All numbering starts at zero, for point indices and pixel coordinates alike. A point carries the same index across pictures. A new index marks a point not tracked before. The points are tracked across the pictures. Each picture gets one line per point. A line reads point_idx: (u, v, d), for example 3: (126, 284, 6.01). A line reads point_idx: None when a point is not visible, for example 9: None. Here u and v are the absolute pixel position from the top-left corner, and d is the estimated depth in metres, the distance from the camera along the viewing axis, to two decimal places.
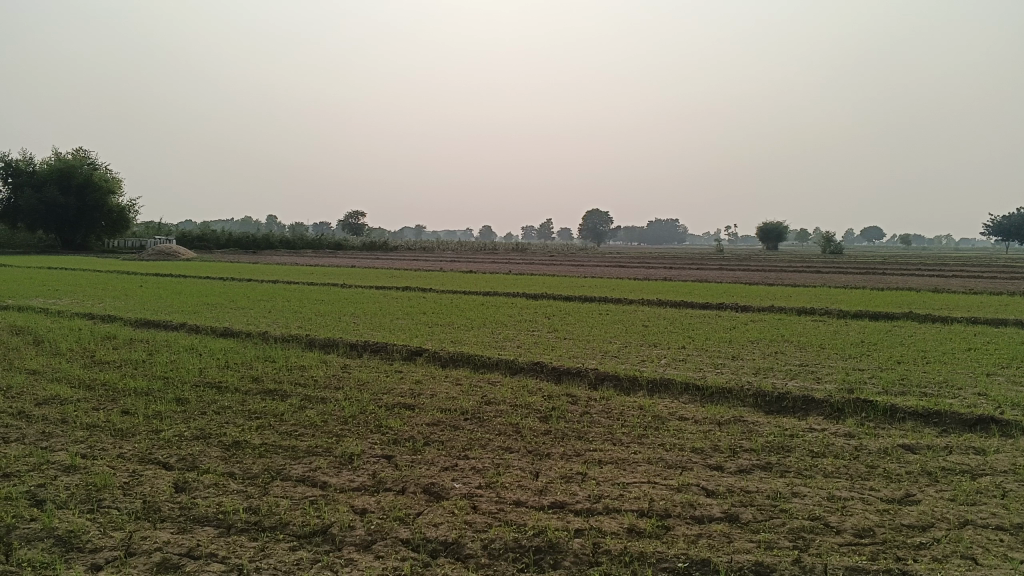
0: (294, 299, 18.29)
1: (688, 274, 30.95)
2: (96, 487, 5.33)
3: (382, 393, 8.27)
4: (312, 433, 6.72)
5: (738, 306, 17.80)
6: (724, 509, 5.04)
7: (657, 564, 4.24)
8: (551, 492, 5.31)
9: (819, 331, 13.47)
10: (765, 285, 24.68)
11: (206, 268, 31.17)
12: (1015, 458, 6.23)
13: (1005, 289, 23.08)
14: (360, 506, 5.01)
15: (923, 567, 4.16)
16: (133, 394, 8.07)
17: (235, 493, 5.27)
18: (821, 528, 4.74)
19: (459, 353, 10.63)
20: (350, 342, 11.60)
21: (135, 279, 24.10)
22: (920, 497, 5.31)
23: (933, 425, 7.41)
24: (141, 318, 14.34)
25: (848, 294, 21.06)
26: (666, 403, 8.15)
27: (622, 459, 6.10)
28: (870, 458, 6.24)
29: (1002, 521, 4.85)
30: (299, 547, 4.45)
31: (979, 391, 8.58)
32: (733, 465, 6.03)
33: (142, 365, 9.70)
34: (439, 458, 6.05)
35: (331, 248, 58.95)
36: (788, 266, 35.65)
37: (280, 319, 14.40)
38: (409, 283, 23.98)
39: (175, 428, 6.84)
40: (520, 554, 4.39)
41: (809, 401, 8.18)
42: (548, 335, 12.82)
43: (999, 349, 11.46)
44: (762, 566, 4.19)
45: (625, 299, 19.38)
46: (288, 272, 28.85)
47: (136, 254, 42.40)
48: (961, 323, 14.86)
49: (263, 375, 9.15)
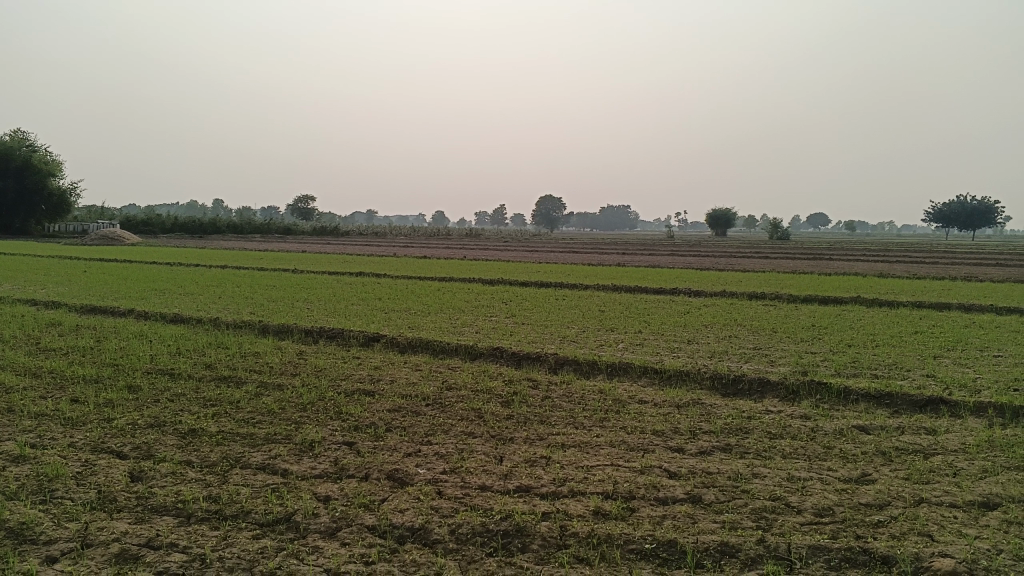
0: (245, 284, 17.96)
1: (642, 259, 31.21)
2: (47, 478, 5.17)
3: (340, 379, 8.18)
4: (271, 420, 6.61)
5: (691, 291, 17.98)
6: (687, 490, 5.09)
7: (624, 546, 4.26)
8: (516, 476, 5.30)
9: (771, 315, 13.71)
10: (717, 270, 25.01)
11: (152, 252, 30.46)
12: (964, 437, 6.41)
13: (948, 274, 23.73)
14: (323, 493, 4.94)
15: (883, 545, 4.25)
16: (81, 382, 7.85)
17: (194, 481, 5.16)
18: (782, 508, 4.81)
19: (417, 339, 10.55)
20: (306, 328, 11.45)
21: (77, 264, 23.42)
22: (876, 476, 5.43)
23: (885, 406, 7.59)
24: (87, 304, 13.95)
25: (797, 279, 21.42)
26: (626, 386, 8.21)
27: (585, 442, 6.12)
28: (826, 439, 6.36)
29: (955, 499, 4.99)
30: (262, 535, 4.37)
31: (927, 372, 8.81)
32: (693, 447, 6.09)
33: (91, 352, 9.44)
34: (402, 444, 6.00)
35: (280, 233, 58.10)
36: (738, 253, 36.09)
37: (232, 304, 14.14)
38: (363, 268, 23.76)
39: (128, 416, 6.67)
40: (488, 538, 4.37)
41: (765, 383, 8.31)
42: (505, 320, 12.82)
43: (944, 332, 11.79)
44: (728, 547, 4.25)
45: (580, 284, 19.44)
46: (236, 257, 28.36)
47: (78, 238, 41.25)
48: (907, 307, 15.24)
49: (217, 361, 8.98)
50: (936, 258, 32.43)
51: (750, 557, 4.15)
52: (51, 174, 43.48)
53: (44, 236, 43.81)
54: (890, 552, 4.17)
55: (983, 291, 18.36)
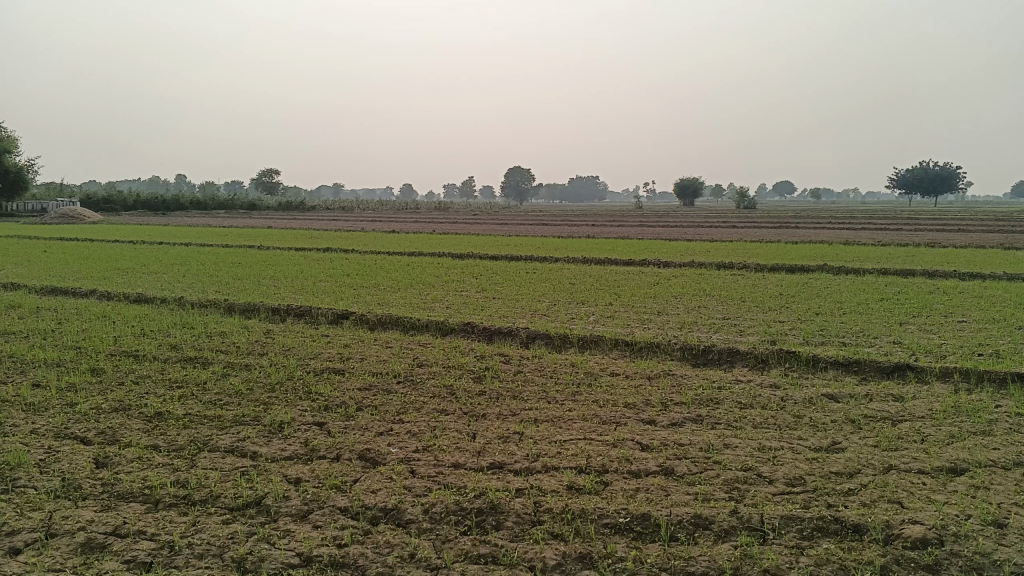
0: (210, 262, 17.68)
1: (611, 231, 31.24)
2: (9, 466, 5.04)
3: (310, 358, 8.09)
4: (238, 402, 6.51)
5: (660, 262, 18.02)
6: (660, 462, 5.09)
7: (598, 521, 4.25)
8: (489, 453, 5.27)
9: (739, 284, 13.80)
10: (686, 240, 25.09)
11: (113, 230, 29.87)
12: (931, 403, 6.49)
13: (914, 240, 23.98)
14: (293, 475, 4.87)
15: (855, 513, 4.29)
16: (43, 366, 7.68)
17: (161, 467, 5.06)
18: (754, 478, 4.84)
19: (387, 316, 10.46)
20: (273, 306, 11.30)
21: (37, 244, 22.91)
22: (845, 444, 5.48)
23: (853, 373, 7.68)
24: (47, 285, 13.65)
25: (764, 248, 21.55)
26: (597, 359, 8.22)
27: (557, 417, 6.11)
28: (796, 408, 6.41)
29: (923, 465, 5.06)
30: (232, 519, 4.30)
31: (893, 339, 8.92)
32: (665, 419, 6.10)
33: (53, 334, 9.23)
34: (373, 423, 5.94)
35: (245, 210, 57.29)
36: (705, 223, 36.25)
37: (196, 283, 13.90)
38: (330, 244, 23.49)
39: (92, 400, 6.53)
40: (462, 516, 4.34)
41: (735, 353, 8.36)
42: (476, 295, 12.75)
43: (910, 298, 11.94)
44: (701, 519, 4.26)
45: (550, 257, 19.40)
46: (198, 234, 27.88)
47: (36, 218, 40.46)
48: (872, 274, 15.41)
49: (182, 342, 8.83)
50: (900, 224, 32.86)
51: (723, 529, 4.17)
52: (6, 151, 42.47)
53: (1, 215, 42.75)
54: (861, 520, 4.21)
55: (946, 256, 18.60)
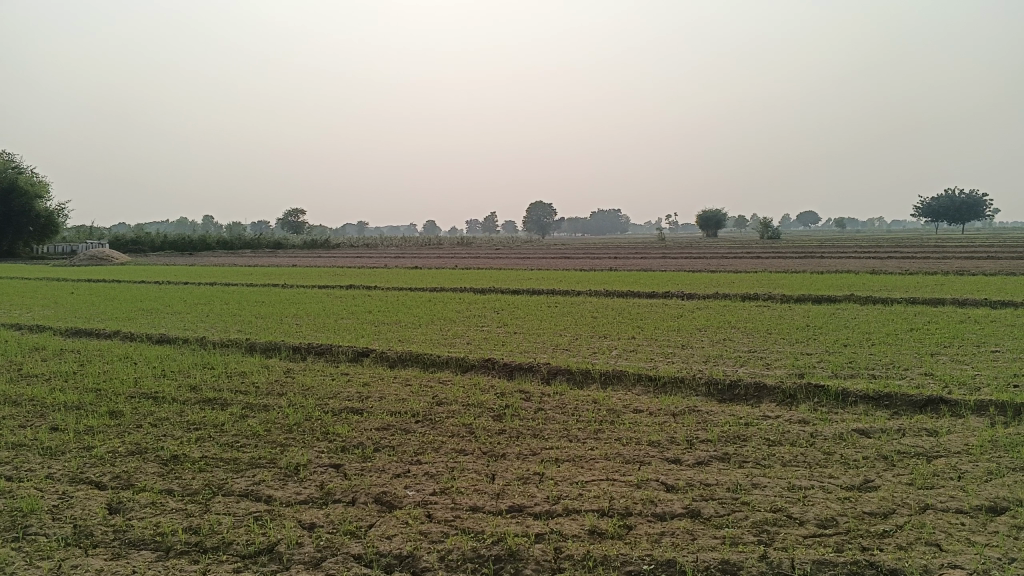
0: (233, 301, 17.77)
1: (636, 263, 31.00)
2: (21, 513, 4.97)
3: (328, 398, 8.00)
4: (255, 444, 6.43)
5: (684, 294, 17.83)
6: (685, 504, 4.92)
7: (622, 568, 4.09)
8: (508, 496, 5.13)
9: (765, 316, 13.60)
10: (709, 272, 24.89)
11: (139, 271, 30.11)
12: (967, 438, 6.26)
13: (944, 268, 23.63)
14: (307, 520, 4.75)
15: (891, 557, 4.09)
16: (62, 409, 7.64)
17: (174, 512, 4.97)
18: (784, 520, 4.65)
19: (407, 353, 10.37)
20: (294, 345, 11.26)
21: (64, 285, 23.15)
22: (879, 482, 5.28)
23: (884, 407, 7.44)
24: (71, 326, 13.72)
25: (789, 279, 21.32)
26: (620, 395, 8.05)
27: (579, 456, 5.96)
28: (825, 444, 6.20)
29: (961, 504, 4.84)
30: (243, 568, 4.19)
31: (925, 371, 8.68)
32: (691, 457, 5.92)
33: (74, 377, 9.22)
34: (390, 465, 5.83)
35: (270, 248, 57.82)
36: (727, 254, 36.00)
37: (219, 323, 13.94)
38: (353, 281, 23.50)
39: (109, 444, 6.47)
40: (479, 564, 4.20)
41: (761, 387, 8.15)
42: (497, 330, 12.63)
43: (940, 328, 11.68)
44: (729, 564, 4.08)
45: (572, 290, 19.27)
46: (223, 274, 28.06)
47: (65, 259, 41.02)
48: (901, 303, 15.12)
49: (202, 383, 8.79)
50: (925, 253, 32.48)
51: (753, 574, 3.98)
52: (37, 195, 43.18)
53: (32, 258, 43.31)
54: (898, 565, 4.00)
55: (975, 284, 18.27)
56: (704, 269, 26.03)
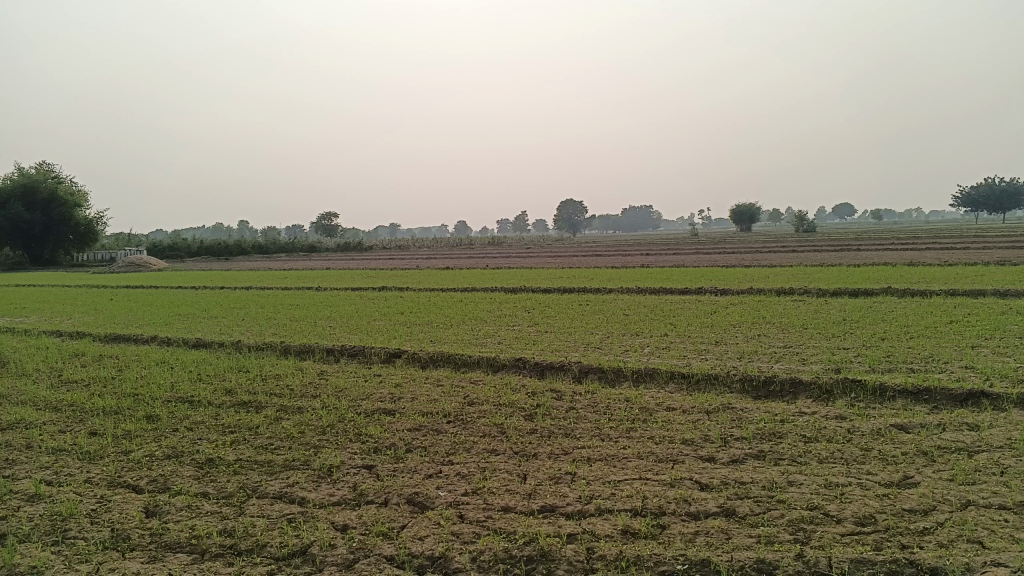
0: (267, 305, 17.93)
1: (668, 259, 30.78)
2: (61, 517, 5.05)
3: (361, 399, 8.04)
4: (289, 446, 6.48)
5: (717, 290, 17.66)
6: (720, 503, 4.85)
7: (655, 568, 4.04)
8: (540, 496, 5.11)
9: (800, 311, 13.42)
10: (743, 266, 24.63)
11: (177, 277, 30.58)
12: (1010, 432, 6.11)
13: (984, 259, 23.16)
14: (340, 522, 4.77)
15: (931, 556, 3.99)
16: (101, 414, 7.77)
17: (209, 515, 5.02)
18: (821, 518, 4.57)
19: (439, 354, 10.38)
20: (327, 347, 11.33)
21: (104, 292, 23.53)
22: (918, 478, 5.16)
23: (924, 402, 7.29)
24: (110, 332, 13.94)
25: (824, 272, 21.01)
26: (653, 393, 7.99)
27: (611, 455, 5.92)
28: (864, 440, 6.09)
29: (1005, 500, 4.72)
30: (277, 571, 4.22)
31: (965, 364, 8.50)
32: (725, 455, 5.85)
33: (112, 382, 9.36)
34: (422, 465, 5.83)
35: (304, 251, 58.36)
36: (761, 249, 35.57)
37: (253, 326, 14.08)
38: (385, 283, 23.60)
39: (146, 448, 6.56)
40: (512, 565, 4.18)
41: (797, 383, 8.04)
42: (528, 329, 12.61)
43: (981, 320, 11.44)
44: (765, 564, 4.01)
45: (604, 288, 19.16)
46: (258, 278, 28.33)
47: (105, 266, 41.74)
48: (941, 295, 14.81)
49: (237, 386, 8.88)
50: (964, 244, 31.77)
51: (788, 574, 3.92)
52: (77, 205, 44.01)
53: (73, 266, 44.18)
54: (939, 564, 3.91)
55: (1015, 275, 17.88)
56: (739, 264, 25.81)
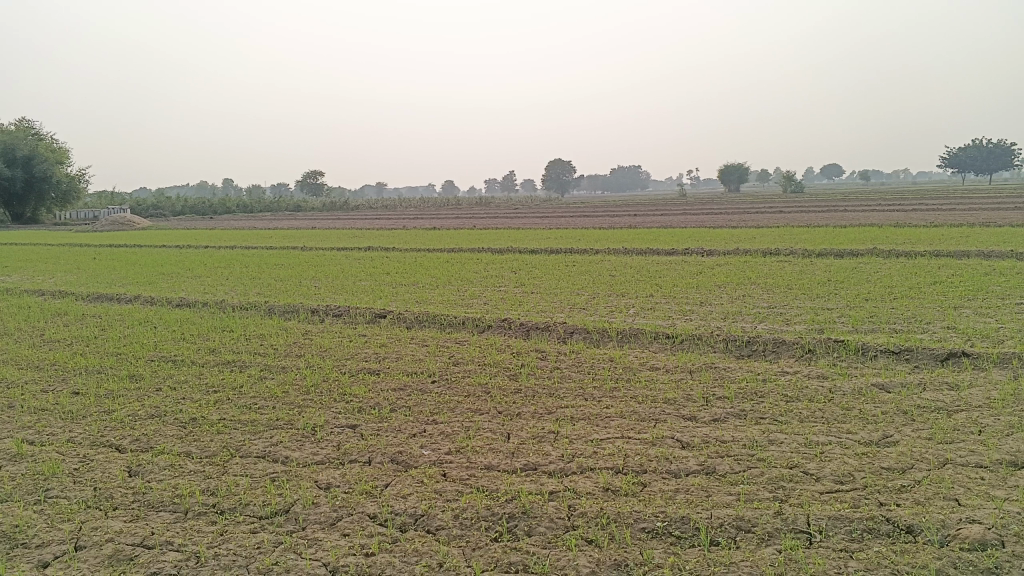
0: (252, 264, 17.81)
1: (654, 219, 30.80)
2: (43, 476, 5.04)
3: (346, 359, 8.04)
4: (273, 405, 6.47)
5: (704, 250, 17.69)
6: (701, 461, 4.89)
7: (635, 525, 4.08)
8: (523, 454, 5.13)
9: (785, 271, 13.45)
10: (730, 227, 24.64)
11: (161, 236, 30.29)
12: (988, 392, 6.17)
13: (970, 220, 23.27)
14: (323, 481, 4.79)
15: (907, 513, 4.04)
16: (83, 374, 7.72)
17: (192, 474, 5.02)
18: (800, 476, 4.62)
19: (424, 314, 10.36)
20: (312, 307, 11.30)
21: (87, 251, 23.31)
22: (897, 437, 5.21)
23: (905, 361, 7.35)
24: (93, 292, 13.83)
25: (811, 233, 21.05)
26: (637, 353, 8.01)
27: (594, 415, 5.94)
28: (844, 400, 6.13)
29: (981, 458, 4.78)
30: (260, 528, 4.24)
31: (947, 324, 8.54)
32: (707, 414, 5.88)
33: (95, 342, 9.30)
34: (406, 425, 5.84)
35: (290, 211, 57.93)
36: (750, 209, 35.52)
37: (238, 286, 14.00)
38: (371, 243, 23.47)
39: (129, 407, 6.53)
40: (493, 522, 4.21)
41: (780, 343, 8.08)
42: (514, 290, 12.60)
43: (964, 280, 11.50)
44: (744, 522, 4.05)
45: (591, 249, 19.14)
46: (242, 237, 28.20)
47: (89, 224, 41.38)
48: (925, 256, 14.86)
49: (221, 345, 8.85)
50: (951, 205, 31.77)
51: (767, 531, 3.96)
52: (58, 162, 43.41)
53: (55, 225, 43.70)
54: (915, 521, 3.96)
55: (1001, 236, 17.95)
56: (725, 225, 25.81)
